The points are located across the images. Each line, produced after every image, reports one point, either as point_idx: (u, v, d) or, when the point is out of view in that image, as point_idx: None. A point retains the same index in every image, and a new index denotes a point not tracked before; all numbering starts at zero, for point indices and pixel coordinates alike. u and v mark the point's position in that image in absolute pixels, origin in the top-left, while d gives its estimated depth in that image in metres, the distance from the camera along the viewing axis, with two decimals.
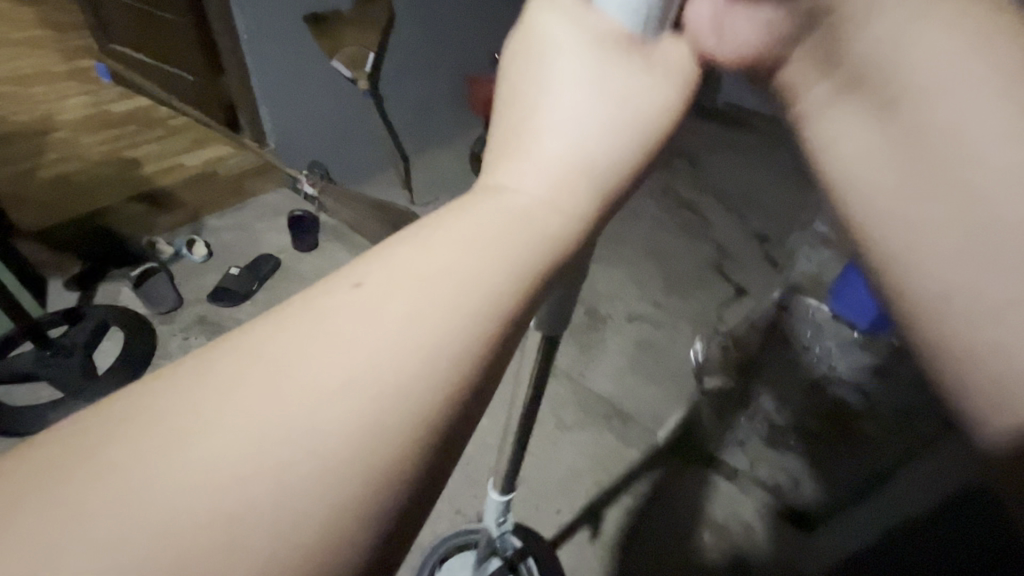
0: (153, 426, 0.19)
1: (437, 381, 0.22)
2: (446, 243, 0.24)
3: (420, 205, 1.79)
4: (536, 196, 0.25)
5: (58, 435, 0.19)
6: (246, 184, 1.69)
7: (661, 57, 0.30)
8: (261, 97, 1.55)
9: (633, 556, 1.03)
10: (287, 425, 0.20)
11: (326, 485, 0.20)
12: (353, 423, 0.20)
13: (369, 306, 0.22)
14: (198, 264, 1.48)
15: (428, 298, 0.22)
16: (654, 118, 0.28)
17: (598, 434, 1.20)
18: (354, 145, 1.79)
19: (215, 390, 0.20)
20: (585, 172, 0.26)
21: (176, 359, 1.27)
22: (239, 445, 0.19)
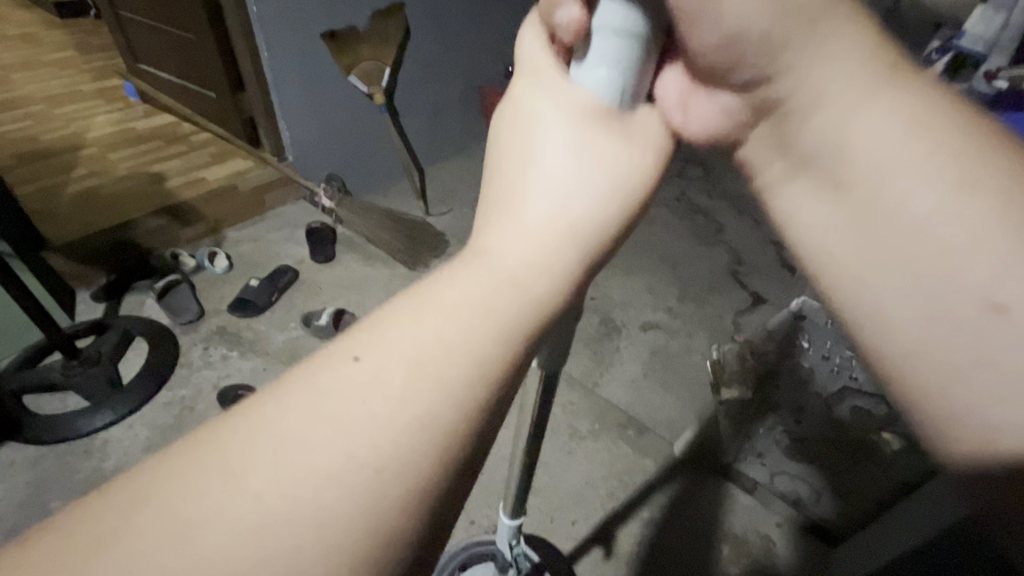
0: (205, 474, 0.23)
1: (441, 425, 0.25)
2: (444, 305, 0.28)
3: (434, 214, 1.80)
4: (522, 260, 0.29)
5: (127, 485, 0.23)
6: (266, 199, 1.73)
7: (636, 128, 0.34)
8: (281, 114, 1.59)
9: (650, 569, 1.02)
10: (314, 469, 0.24)
11: (349, 521, 0.23)
12: (358, 471, 0.24)
13: (378, 364, 0.26)
14: (218, 275, 1.51)
15: (430, 354, 0.26)
16: (631, 184, 0.33)
17: (613, 446, 1.19)
18: (369, 157, 1.83)
19: (252, 441, 0.24)
20: (569, 237, 0.30)
21: (197, 369, 1.29)
22: (275, 489, 0.23)
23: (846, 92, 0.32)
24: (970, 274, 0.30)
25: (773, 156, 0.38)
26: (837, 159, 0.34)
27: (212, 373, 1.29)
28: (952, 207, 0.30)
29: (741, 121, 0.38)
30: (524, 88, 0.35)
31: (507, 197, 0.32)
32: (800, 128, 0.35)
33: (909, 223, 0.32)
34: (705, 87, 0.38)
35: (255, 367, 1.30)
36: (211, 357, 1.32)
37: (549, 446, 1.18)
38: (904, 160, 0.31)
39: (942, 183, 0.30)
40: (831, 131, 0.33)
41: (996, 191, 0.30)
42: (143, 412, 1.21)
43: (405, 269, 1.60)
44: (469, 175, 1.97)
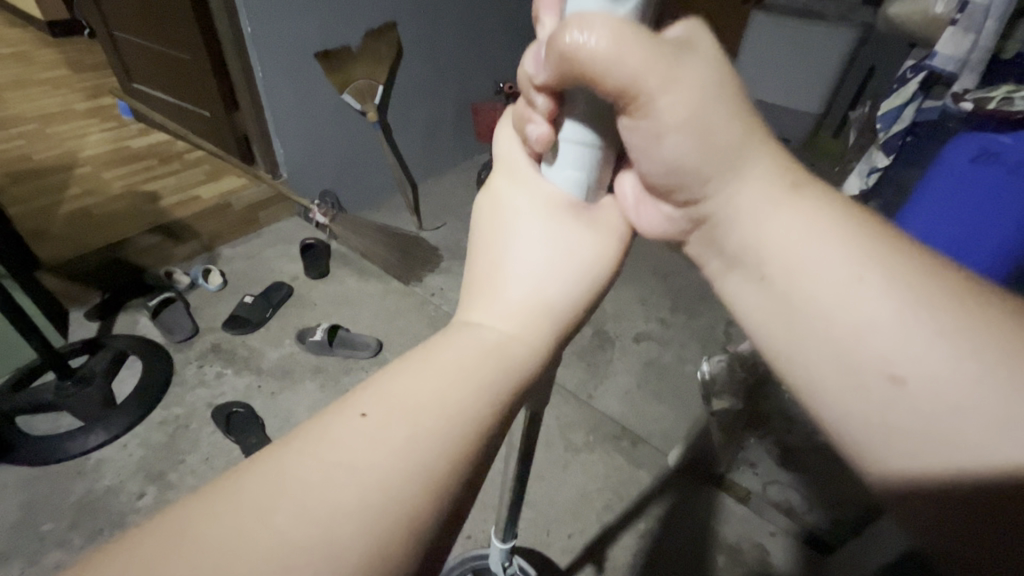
0: (241, 506, 0.27)
1: (445, 458, 0.31)
2: (443, 360, 0.35)
3: (428, 229, 1.82)
4: (505, 326, 0.38)
5: (165, 520, 0.27)
6: (261, 216, 1.75)
7: (597, 218, 0.45)
8: (275, 133, 1.60)
9: None
10: (339, 498, 0.28)
11: (370, 539, 0.28)
12: (374, 501, 0.29)
13: (388, 413, 0.32)
14: (213, 292, 1.52)
15: (434, 400, 0.33)
16: (591, 262, 0.43)
17: (607, 458, 1.20)
18: (363, 174, 1.85)
19: (284, 477, 0.29)
20: (543, 305, 0.40)
21: (191, 387, 1.29)
22: (307, 513, 0.28)
23: (756, 194, 0.43)
24: (871, 324, 0.38)
25: (707, 247, 0.48)
26: (749, 241, 0.44)
27: (206, 391, 1.28)
28: (849, 272, 0.40)
29: (679, 226, 0.49)
30: (505, 185, 0.46)
31: (495, 275, 0.41)
32: (724, 225, 0.45)
33: (812, 292, 0.41)
34: (651, 198, 0.49)
35: (249, 384, 1.30)
36: (206, 375, 1.32)
37: (544, 459, 1.19)
38: (803, 238, 0.42)
39: (835, 251, 0.40)
40: (744, 224, 0.44)
41: (886, 262, 0.39)
42: (137, 431, 1.21)
43: (400, 284, 1.61)
44: (462, 189, 2.00)
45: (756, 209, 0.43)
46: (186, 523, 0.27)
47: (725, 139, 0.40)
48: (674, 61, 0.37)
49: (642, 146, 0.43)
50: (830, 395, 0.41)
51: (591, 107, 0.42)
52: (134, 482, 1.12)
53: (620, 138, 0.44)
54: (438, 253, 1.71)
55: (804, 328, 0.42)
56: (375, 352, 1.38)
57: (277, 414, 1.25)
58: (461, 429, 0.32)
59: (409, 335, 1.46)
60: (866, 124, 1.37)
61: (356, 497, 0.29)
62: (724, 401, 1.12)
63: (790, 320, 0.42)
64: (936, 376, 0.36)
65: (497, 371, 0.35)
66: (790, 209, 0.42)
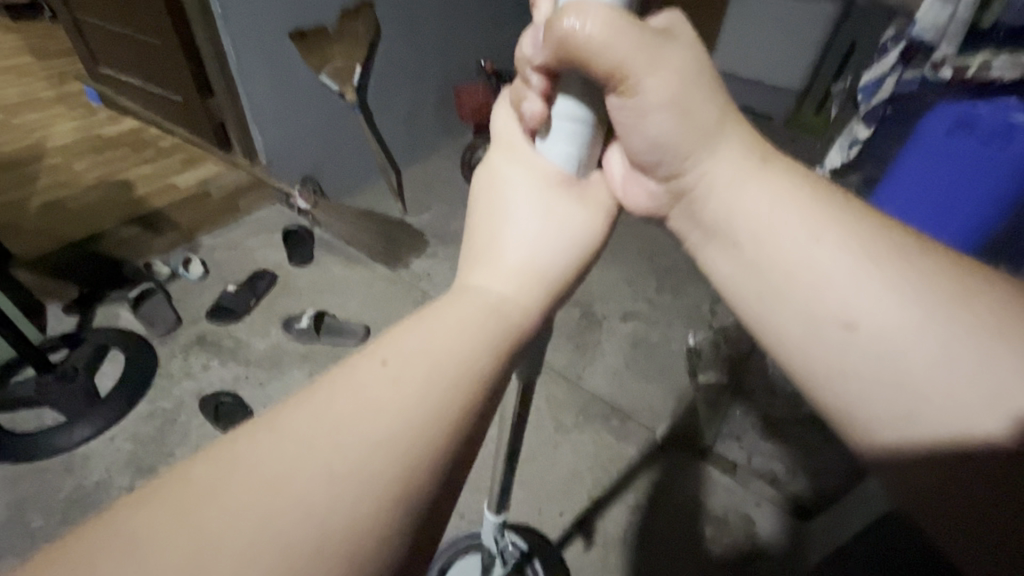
0: (267, 452, 0.32)
1: (439, 417, 0.35)
2: (440, 327, 0.39)
3: (413, 213, 1.80)
4: (497, 296, 0.42)
5: (207, 463, 0.32)
6: (238, 205, 1.70)
7: (591, 192, 0.49)
8: (252, 120, 1.57)
9: (641, 551, 1.05)
10: (348, 451, 0.33)
11: (374, 485, 0.32)
12: (377, 453, 0.33)
13: (392, 375, 0.36)
14: (195, 282, 1.49)
15: (433, 365, 0.36)
16: (581, 234, 0.47)
17: (597, 435, 1.22)
18: (344, 158, 1.81)
19: (303, 428, 0.33)
20: (534, 278, 0.44)
21: (176, 378, 1.28)
22: (320, 462, 0.32)
23: (734, 170, 0.46)
24: (833, 288, 0.42)
25: (687, 220, 0.51)
26: (727, 213, 0.47)
27: (193, 382, 1.27)
28: (811, 237, 0.43)
29: (661, 203, 0.52)
30: (502, 161, 0.49)
31: (495, 244, 0.45)
32: (704, 200, 0.48)
33: (784, 256, 0.44)
34: (637, 175, 0.52)
35: (237, 374, 1.29)
36: (192, 367, 1.30)
37: (534, 439, 1.20)
38: (777, 207, 0.45)
39: (802, 221, 0.44)
40: (723, 194, 0.47)
41: (840, 231, 0.43)
42: (123, 424, 1.19)
43: (386, 269, 1.60)
44: (446, 173, 1.97)
45: (732, 183, 0.46)
46: (223, 462, 0.32)
47: (702, 117, 0.44)
48: (658, 46, 0.41)
49: (628, 124, 0.46)
50: (800, 355, 0.44)
51: (584, 86, 0.44)
52: (124, 475, 1.12)
53: (609, 116, 0.47)
54: (425, 239, 1.70)
55: (773, 292, 0.45)
56: (364, 339, 1.37)
57: (266, 403, 1.25)
58: (464, 381, 0.37)
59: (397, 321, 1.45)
60: (847, 98, 1.37)
61: (375, 437, 0.33)
62: (710, 374, 1.28)
63: (767, 282, 0.45)
64: (887, 330, 0.40)
65: (495, 330, 0.40)
66: (765, 178, 0.45)
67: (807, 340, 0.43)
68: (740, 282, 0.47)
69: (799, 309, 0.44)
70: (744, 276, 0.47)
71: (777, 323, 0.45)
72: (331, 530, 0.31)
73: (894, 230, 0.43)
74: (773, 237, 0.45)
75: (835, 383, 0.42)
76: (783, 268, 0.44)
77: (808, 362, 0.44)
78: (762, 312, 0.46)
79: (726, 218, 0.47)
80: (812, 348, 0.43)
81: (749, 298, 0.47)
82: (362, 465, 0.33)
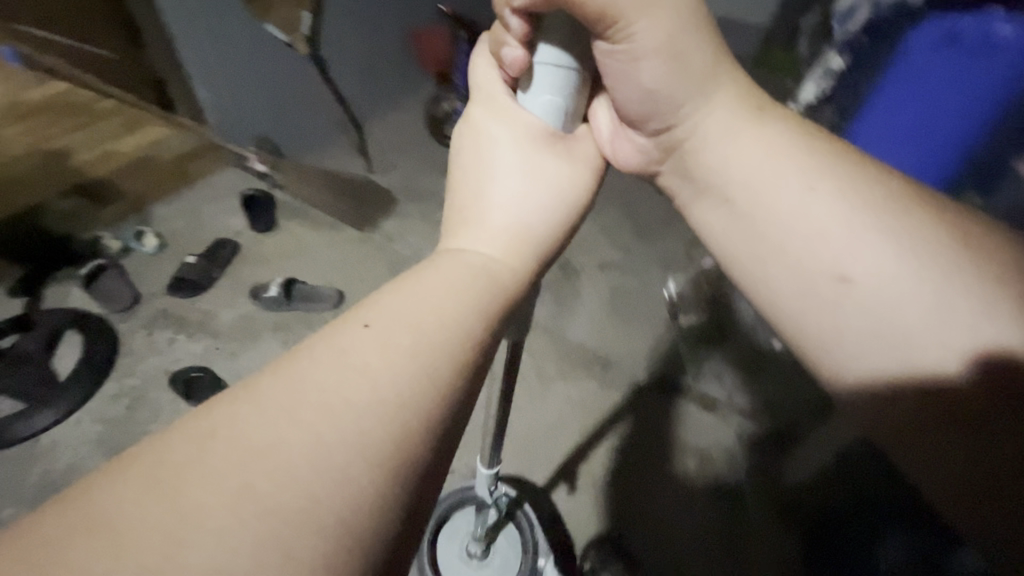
0: (243, 427, 0.32)
1: (428, 387, 0.36)
2: (422, 297, 0.40)
3: (379, 170, 1.71)
4: (489, 254, 0.45)
5: (181, 436, 0.32)
6: (189, 168, 1.58)
7: (573, 145, 0.53)
8: (196, 78, 1.47)
9: (620, 487, 1.09)
10: (331, 426, 0.33)
11: (359, 460, 0.32)
12: (361, 427, 0.33)
13: (377, 340, 0.37)
14: (150, 255, 1.40)
15: (421, 333, 0.38)
16: (564, 186, 0.51)
17: (581, 383, 1.23)
18: (300, 114, 1.70)
19: (283, 400, 0.33)
20: (521, 235, 0.48)
21: (142, 356, 1.22)
22: (301, 437, 0.32)
23: (727, 126, 0.53)
24: (805, 232, 0.52)
25: (681, 180, 0.59)
26: (722, 172, 0.55)
27: (160, 358, 1.22)
28: (801, 188, 0.52)
29: (652, 157, 0.60)
30: (482, 116, 0.52)
31: (480, 199, 0.49)
32: (697, 155, 0.56)
33: (774, 212, 0.53)
34: (627, 132, 0.58)
35: (206, 347, 1.24)
36: (157, 343, 1.24)
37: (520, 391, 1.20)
38: (768, 161, 0.53)
39: (791, 173, 0.52)
40: (721, 153, 0.54)
41: (823, 183, 0.51)
42: (89, 406, 1.14)
43: (356, 231, 1.54)
44: (409, 126, 1.85)
45: (728, 138, 0.54)
46: (196, 438, 0.32)
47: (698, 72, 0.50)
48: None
49: (619, 73, 0.51)
50: (782, 297, 0.55)
51: (571, 31, 0.47)
52: (97, 457, 1.08)
53: (598, 64, 0.51)
54: (393, 196, 1.63)
55: (765, 243, 0.55)
56: (338, 304, 1.33)
57: (243, 375, 1.22)
58: (453, 348, 0.38)
59: (372, 283, 1.41)
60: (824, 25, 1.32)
61: (369, 402, 0.34)
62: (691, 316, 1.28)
63: (763, 235, 0.55)
64: (865, 274, 0.50)
65: (480, 294, 0.42)
66: (758, 130, 0.53)
67: (788, 280, 0.54)
68: (734, 237, 0.57)
69: (786, 257, 0.54)
70: (736, 216, 0.56)
71: (762, 270, 0.56)
72: (318, 507, 0.31)
73: (869, 173, 0.51)
74: (763, 193, 0.53)
75: (804, 316, 0.54)
76: (781, 218, 0.53)
77: (784, 304, 0.55)
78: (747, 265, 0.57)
79: (721, 177, 0.56)
80: (787, 289, 0.54)
81: (739, 249, 0.57)
82: (351, 426, 0.33)
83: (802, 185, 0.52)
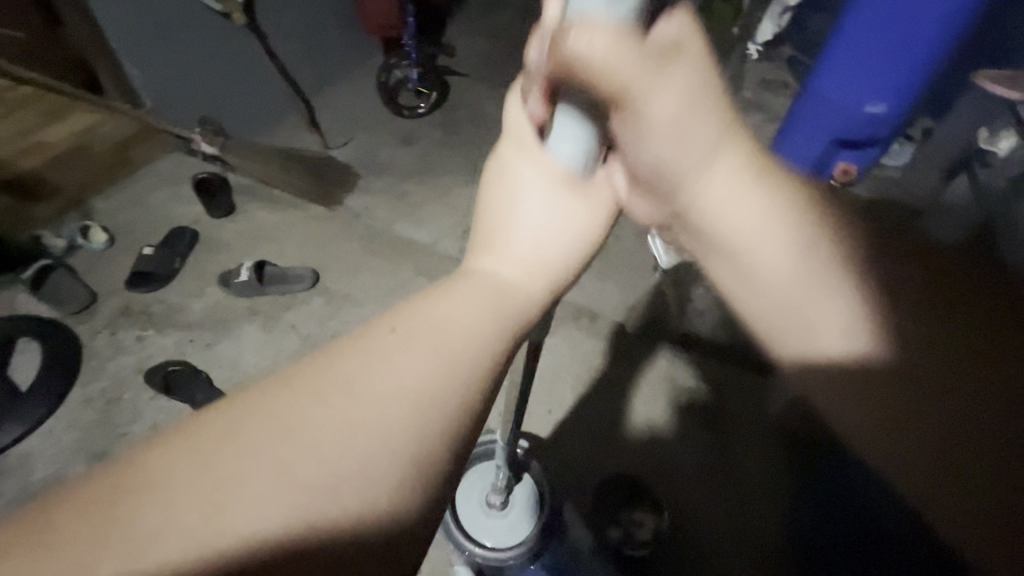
0: (272, 412, 0.33)
1: (455, 393, 0.35)
2: (452, 304, 0.38)
3: (336, 146, 1.63)
4: (510, 277, 0.40)
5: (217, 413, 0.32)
6: (131, 155, 1.46)
7: (595, 188, 0.42)
8: (124, 55, 1.33)
9: (608, 429, 1.13)
10: (360, 420, 0.33)
11: (384, 458, 0.33)
12: (382, 432, 0.33)
13: (401, 345, 0.36)
14: (100, 252, 1.31)
15: (447, 347, 0.36)
16: (588, 231, 0.42)
17: (572, 336, 1.23)
18: (246, 93, 1.59)
19: (314, 396, 0.33)
20: (543, 269, 0.41)
21: (108, 356, 1.16)
22: (332, 428, 0.32)
23: (738, 174, 0.44)
24: (813, 300, 0.46)
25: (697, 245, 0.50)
26: (732, 237, 0.47)
27: (130, 357, 1.16)
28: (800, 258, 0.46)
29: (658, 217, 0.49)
30: (512, 152, 0.42)
31: (497, 231, 0.42)
32: (710, 221, 0.47)
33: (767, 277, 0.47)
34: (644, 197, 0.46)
35: (179, 341, 1.19)
36: (124, 341, 1.18)
37: None
38: (767, 228, 0.46)
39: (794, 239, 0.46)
40: (727, 220, 0.46)
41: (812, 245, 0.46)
42: (59, 414, 1.09)
43: (320, 208, 1.47)
44: (359, 95, 1.75)
45: (738, 194, 0.45)
46: (231, 420, 0.32)
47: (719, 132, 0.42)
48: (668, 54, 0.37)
49: (630, 140, 0.40)
50: (800, 371, 0.48)
51: (587, 107, 0.36)
52: (78, 463, 1.04)
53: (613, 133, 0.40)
54: (354, 171, 1.55)
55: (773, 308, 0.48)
56: (314, 283, 1.30)
57: (222, 365, 1.18)
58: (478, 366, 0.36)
59: (347, 261, 1.37)
60: None
61: (386, 421, 0.33)
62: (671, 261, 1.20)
63: (770, 297, 0.48)
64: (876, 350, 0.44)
65: (508, 314, 0.39)
66: (761, 190, 0.45)
67: (805, 353, 0.47)
68: (746, 297, 0.49)
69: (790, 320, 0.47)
70: (746, 282, 0.48)
71: (773, 339, 0.49)
72: (342, 499, 0.31)
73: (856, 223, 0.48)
74: (760, 263, 0.47)
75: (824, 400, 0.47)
76: (778, 271, 0.47)
77: (812, 380, 0.47)
78: (756, 323, 0.50)
79: (724, 238, 0.47)
80: (803, 360, 0.47)
81: (756, 315, 0.49)
82: (365, 444, 0.32)
83: (815, 255, 0.46)
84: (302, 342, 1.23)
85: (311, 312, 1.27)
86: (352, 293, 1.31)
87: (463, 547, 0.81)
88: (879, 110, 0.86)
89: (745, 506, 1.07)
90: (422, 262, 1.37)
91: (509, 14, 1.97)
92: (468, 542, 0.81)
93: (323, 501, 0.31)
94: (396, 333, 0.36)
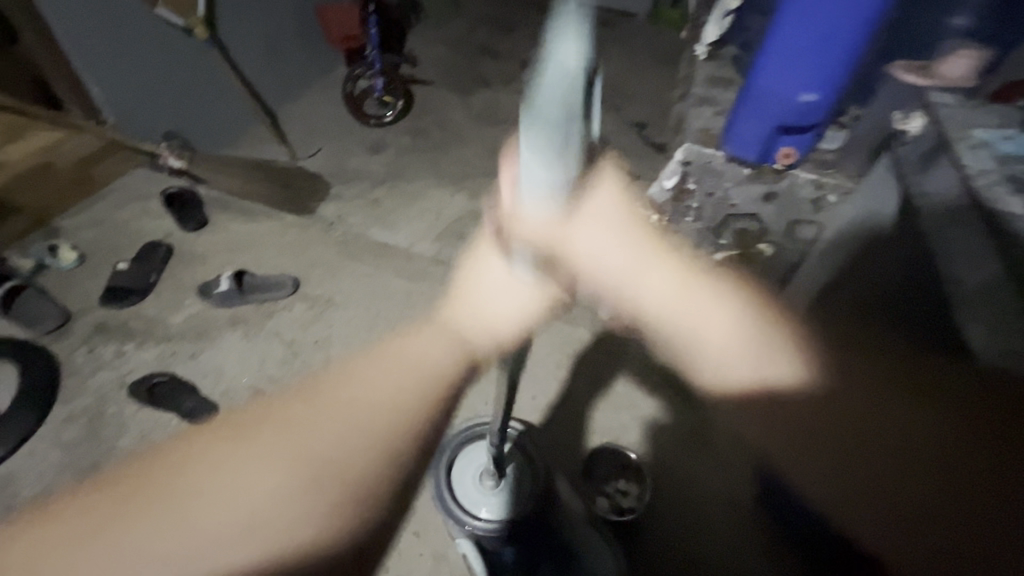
0: (232, 448, 0.43)
1: (363, 457, 0.43)
2: (373, 372, 0.47)
3: (304, 155, 1.64)
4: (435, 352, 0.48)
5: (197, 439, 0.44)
6: (95, 172, 1.44)
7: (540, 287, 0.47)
8: (82, 70, 1.31)
9: (594, 413, 1.17)
10: (296, 466, 0.42)
11: (302, 499, 0.41)
12: (304, 479, 0.42)
13: (337, 406, 0.45)
14: (71, 271, 1.30)
15: (362, 419, 0.45)
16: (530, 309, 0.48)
17: (549, 325, 1.29)
18: (210, 106, 1.57)
19: (265, 437, 0.43)
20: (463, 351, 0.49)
21: (89, 373, 1.17)
22: (269, 470, 0.42)
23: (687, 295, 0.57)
24: (763, 355, 0.57)
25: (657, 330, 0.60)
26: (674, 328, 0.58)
27: (111, 373, 1.17)
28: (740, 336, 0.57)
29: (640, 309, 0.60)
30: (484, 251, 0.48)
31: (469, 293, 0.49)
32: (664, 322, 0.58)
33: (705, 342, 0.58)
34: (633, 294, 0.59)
35: (161, 353, 1.20)
36: (104, 356, 1.19)
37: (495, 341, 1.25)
38: (711, 319, 0.58)
39: (733, 321, 0.58)
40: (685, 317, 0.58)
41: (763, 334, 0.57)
42: (41, 434, 1.09)
43: (295, 217, 1.48)
44: (324, 105, 1.77)
45: (680, 302, 0.57)
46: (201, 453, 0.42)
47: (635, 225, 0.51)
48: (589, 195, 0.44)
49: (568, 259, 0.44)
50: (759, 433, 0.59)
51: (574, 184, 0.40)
52: (65, 480, 1.04)
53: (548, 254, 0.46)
54: (325, 181, 1.57)
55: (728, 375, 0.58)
56: (294, 290, 1.32)
57: (206, 374, 1.19)
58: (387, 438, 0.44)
59: (324, 266, 1.38)
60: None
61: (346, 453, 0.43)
62: None
63: (708, 365, 0.58)
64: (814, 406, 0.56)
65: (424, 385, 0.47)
66: (718, 304, 0.58)
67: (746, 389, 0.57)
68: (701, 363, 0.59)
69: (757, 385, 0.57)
70: (695, 348, 0.59)
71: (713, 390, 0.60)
72: (263, 529, 0.40)
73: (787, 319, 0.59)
74: (703, 345, 0.58)
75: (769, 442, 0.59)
76: (709, 347, 0.58)
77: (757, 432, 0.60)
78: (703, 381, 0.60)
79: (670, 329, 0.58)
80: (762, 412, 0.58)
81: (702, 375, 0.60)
82: (278, 491, 0.41)
83: (750, 318, 0.58)
84: (286, 347, 1.24)
85: (294, 318, 1.28)
86: (333, 297, 1.33)
87: (461, 521, 0.86)
88: (811, 99, 0.88)
89: (723, 475, 1.11)
90: (400, 264, 1.41)
91: (468, 25, 2.04)
92: (465, 515, 0.86)
93: (259, 527, 0.40)
94: (315, 400, 0.45)
